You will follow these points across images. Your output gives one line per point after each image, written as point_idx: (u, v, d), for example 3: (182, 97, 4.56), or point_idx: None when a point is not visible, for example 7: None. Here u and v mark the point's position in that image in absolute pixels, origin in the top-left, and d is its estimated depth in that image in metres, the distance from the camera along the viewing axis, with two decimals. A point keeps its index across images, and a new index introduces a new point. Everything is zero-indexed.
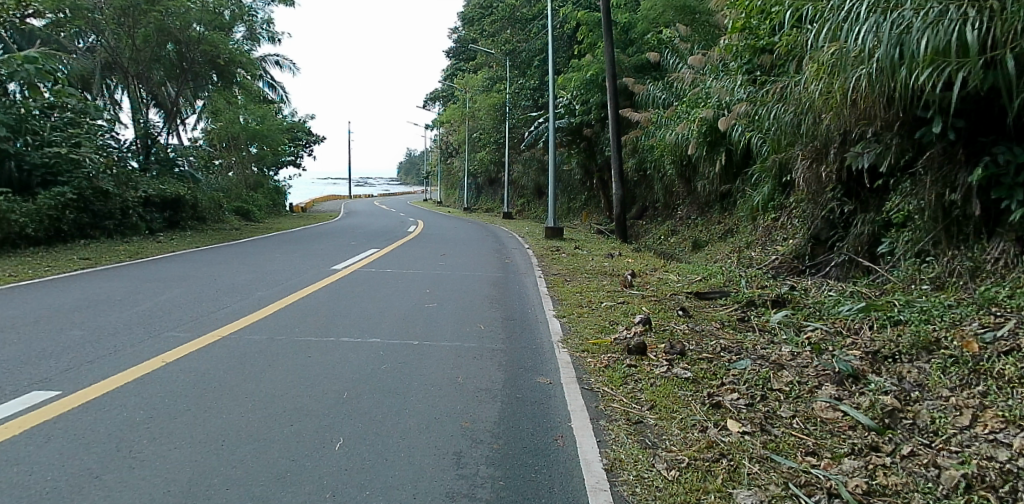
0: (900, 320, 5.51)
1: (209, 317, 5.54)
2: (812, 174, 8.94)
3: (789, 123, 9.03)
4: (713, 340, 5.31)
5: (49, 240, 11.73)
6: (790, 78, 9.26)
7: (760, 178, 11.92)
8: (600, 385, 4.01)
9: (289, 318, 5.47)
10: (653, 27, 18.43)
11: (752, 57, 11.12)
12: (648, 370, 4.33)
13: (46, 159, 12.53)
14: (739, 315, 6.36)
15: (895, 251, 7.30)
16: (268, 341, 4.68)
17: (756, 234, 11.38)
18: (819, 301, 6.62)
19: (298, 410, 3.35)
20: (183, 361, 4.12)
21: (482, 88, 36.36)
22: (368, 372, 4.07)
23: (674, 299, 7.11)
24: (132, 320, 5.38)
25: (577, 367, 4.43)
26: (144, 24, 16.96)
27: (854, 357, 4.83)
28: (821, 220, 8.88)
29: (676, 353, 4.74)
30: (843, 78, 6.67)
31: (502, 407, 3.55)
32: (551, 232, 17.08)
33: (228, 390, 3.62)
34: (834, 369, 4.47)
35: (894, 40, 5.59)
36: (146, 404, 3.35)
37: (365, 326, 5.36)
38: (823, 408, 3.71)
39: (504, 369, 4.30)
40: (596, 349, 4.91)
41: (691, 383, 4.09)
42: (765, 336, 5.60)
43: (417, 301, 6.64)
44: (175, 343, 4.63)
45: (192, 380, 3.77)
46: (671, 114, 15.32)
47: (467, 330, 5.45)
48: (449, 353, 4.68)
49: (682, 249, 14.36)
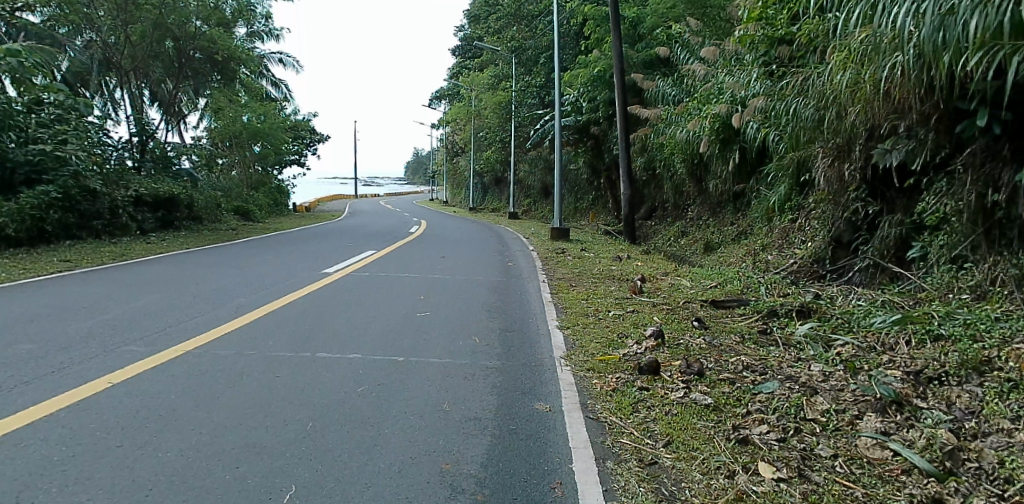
0: (941, 335, 4.93)
1: (177, 328, 5.04)
2: (833, 173, 8.35)
3: (811, 119, 8.47)
4: (733, 357, 4.75)
5: (32, 242, 11.31)
6: (812, 69, 8.71)
7: (776, 177, 11.35)
8: (606, 414, 3.47)
9: (265, 331, 4.97)
10: (663, 22, 17.89)
11: (769, 49, 10.57)
12: (662, 395, 3.79)
13: (31, 157, 12.14)
14: (760, 327, 5.81)
15: (927, 256, 6.71)
16: (235, 357, 4.19)
17: (772, 237, 10.80)
18: (848, 311, 6.04)
19: (248, 448, 2.84)
20: (133, 383, 3.62)
21: (486, 87, 36.08)
22: (340, 397, 3.56)
23: (688, 308, 6.56)
24: (93, 331, 4.89)
25: (580, 390, 3.90)
26: (140, 19, 16.52)
27: (895, 378, 4.28)
28: (843, 222, 8.32)
29: (693, 374, 4.19)
30: (876, 66, 6.12)
31: (491, 444, 3.01)
32: (558, 232, 16.54)
33: (172, 421, 3.11)
34: (874, 394, 3.92)
35: (938, 22, 5.02)
36: (71, 439, 2.84)
37: (347, 339, 4.85)
38: (869, 445, 3.16)
39: (498, 394, 3.76)
40: (604, 367, 4.37)
41: (712, 411, 3.55)
42: (790, 352, 5.05)
43: (409, 310, 6.14)
44: (128, 360, 4.11)
45: (135, 407, 3.26)
46: (680, 110, 14.77)
47: (460, 344, 4.94)
48: (438, 372, 4.14)
49: (694, 252, 13.79)
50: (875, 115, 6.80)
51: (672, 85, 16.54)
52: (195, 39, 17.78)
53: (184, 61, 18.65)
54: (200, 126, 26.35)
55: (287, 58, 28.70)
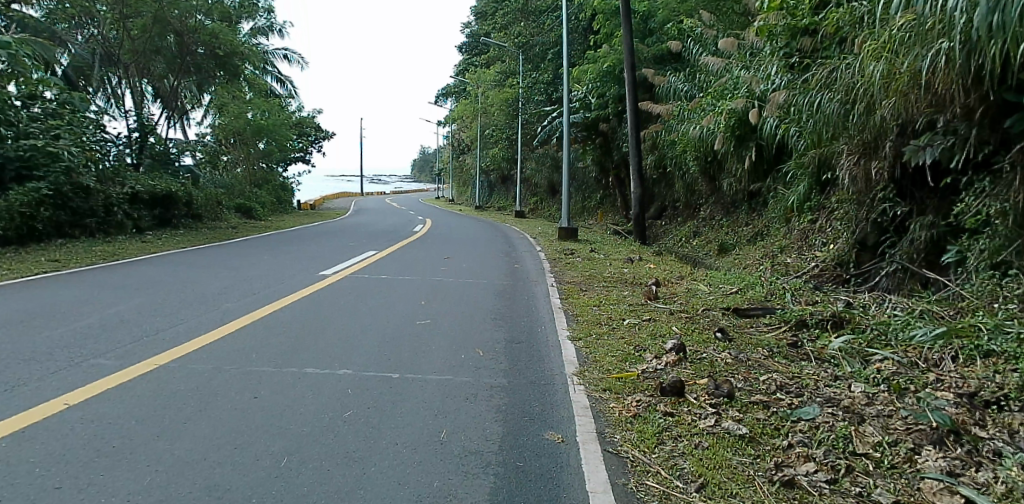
0: (992, 351, 4.44)
1: (154, 337, 4.63)
2: (859, 171, 7.85)
3: (836, 113, 7.99)
4: (764, 374, 4.31)
5: (21, 241, 11.01)
6: (839, 61, 8.25)
7: (795, 176, 10.88)
8: (626, 447, 3.03)
9: (251, 342, 4.55)
10: (675, 16, 17.42)
11: (790, 40, 10.13)
12: (689, 422, 3.35)
13: (21, 152, 11.79)
14: (790, 339, 5.35)
15: (965, 261, 6.20)
16: (211, 375, 3.77)
17: (791, 239, 10.33)
18: (884, 322, 5.56)
19: (210, 490, 2.40)
20: (94, 405, 3.21)
21: (494, 83, 35.54)
22: (324, 424, 3.14)
23: (708, 317, 6.10)
24: (61, 340, 4.47)
25: (596, 415, 3.46)
26: (141, 12, 16.13)
27: (947, 401, 3.81)
28: (870, 224, 7.81)
29: (722, 396, 3.74)
30: (918, 54, 5.66)
31: (495, 487, 2.56)
32: (567, 232, 16.09)
33: (126, 455, 2.68)
34: (928, 422, 3.44)
35: (993, 4, 4.56)
36: (3, 478, 2.41)
37: (339, 352, 4.42)
38: (935, 490, 2.67)
39: (502, 420, 3.32)
40: (620, 388, 3.93)
41: (748, 443, 3.11)
42: (825, 369, 4.59)
43: (408, 317, 5.72)
44: (92, 376, 3.68)
45: (88, 438, 2.83)
46: (694, 106, 14.29)
47: (463, 358, 4.51)
48: (436, 393, 3.71)
49: (707, 253, 13.33)
50: (911, 109, 6.33)
51: (684, 80, 16.03)
52: (197, 34, 17.27)
53: (187, 57, 17.96)
54: (205, 123, 26.03)
55: (291, 54, 28.47)
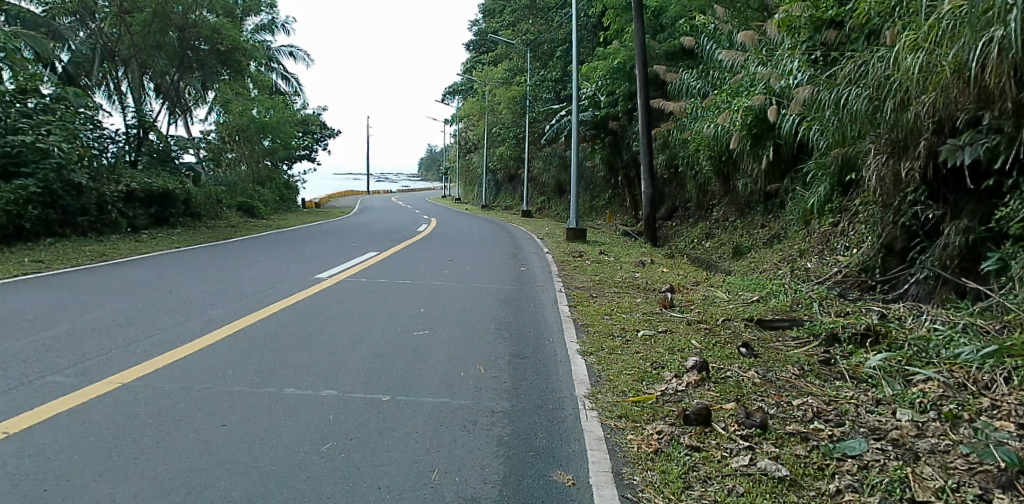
0: None
1: (125, 350, 4.22)
2: (887, 172, 7.38)
3: (863, 110, 7.54)
4: (797, 398, 3.85)
5: (7, 239, 10.76)
6: (869, 55, 7.80)
7: (815, 176, 10.38)
8: (648, 493, 2.57)
9: (228, 358, 4.14)
10: (688, 11, 16.85)
11: (813, 34, 9.92)
12: (718, 460, 2.91)
13: (10, 148, 11.43)
14: (821, 356, 4.89)
15: (1006, 270, 5.67)
16: (178, 398, 3.35)
17: (810, 241, 9.85)
18: (924, 337, 5.07)
19: None
20: (35, 434, 2.81)
21: (500, 82, 34.95)
22: (297, 462, 2.70)
23: (730, 329, 5.65)
24: (19, 354, 4.06)
25: (611, 451, 3.01)
26: (140, 6, 15.66)
27: (1008, 433, 3.32)
28: (897, 229, 7.31)
29: (754, 426, 3.30)
30: (967, 43, 5.22)
31: None
32: (574, 233, 15.64)
33: (55, 498, 2.26)
34: (993, 461, 2.95)
35: None
36: None
37: (325, 369, 4.01)
38: None
39: (503, 458, 2.87)
40: (638, 414, 3.48)
41: (790, 488, 2.66)
42: (864, 392, 4.11)
43: (403, 327, 5.31)
44: (43, 398, 3.28)
45: (13, 478, 2.40)
46: (707, 104, 13.79)
47: (462, 376, 4.09)
48: (428, 420, 3.28)
49: (722, 256, 12.84)
50: (952, 105, 5.85)
51: (697, 78, 15.57)
52: (197, 28, 16.79)
53: (188, 52, 17.51)
54: (209, 120, 25.58)
55: (296, 51, 28.24)
